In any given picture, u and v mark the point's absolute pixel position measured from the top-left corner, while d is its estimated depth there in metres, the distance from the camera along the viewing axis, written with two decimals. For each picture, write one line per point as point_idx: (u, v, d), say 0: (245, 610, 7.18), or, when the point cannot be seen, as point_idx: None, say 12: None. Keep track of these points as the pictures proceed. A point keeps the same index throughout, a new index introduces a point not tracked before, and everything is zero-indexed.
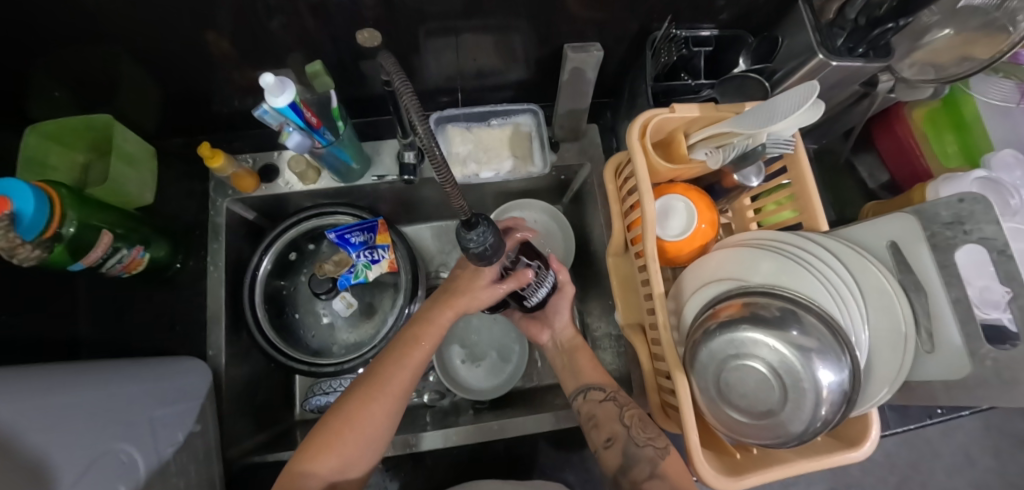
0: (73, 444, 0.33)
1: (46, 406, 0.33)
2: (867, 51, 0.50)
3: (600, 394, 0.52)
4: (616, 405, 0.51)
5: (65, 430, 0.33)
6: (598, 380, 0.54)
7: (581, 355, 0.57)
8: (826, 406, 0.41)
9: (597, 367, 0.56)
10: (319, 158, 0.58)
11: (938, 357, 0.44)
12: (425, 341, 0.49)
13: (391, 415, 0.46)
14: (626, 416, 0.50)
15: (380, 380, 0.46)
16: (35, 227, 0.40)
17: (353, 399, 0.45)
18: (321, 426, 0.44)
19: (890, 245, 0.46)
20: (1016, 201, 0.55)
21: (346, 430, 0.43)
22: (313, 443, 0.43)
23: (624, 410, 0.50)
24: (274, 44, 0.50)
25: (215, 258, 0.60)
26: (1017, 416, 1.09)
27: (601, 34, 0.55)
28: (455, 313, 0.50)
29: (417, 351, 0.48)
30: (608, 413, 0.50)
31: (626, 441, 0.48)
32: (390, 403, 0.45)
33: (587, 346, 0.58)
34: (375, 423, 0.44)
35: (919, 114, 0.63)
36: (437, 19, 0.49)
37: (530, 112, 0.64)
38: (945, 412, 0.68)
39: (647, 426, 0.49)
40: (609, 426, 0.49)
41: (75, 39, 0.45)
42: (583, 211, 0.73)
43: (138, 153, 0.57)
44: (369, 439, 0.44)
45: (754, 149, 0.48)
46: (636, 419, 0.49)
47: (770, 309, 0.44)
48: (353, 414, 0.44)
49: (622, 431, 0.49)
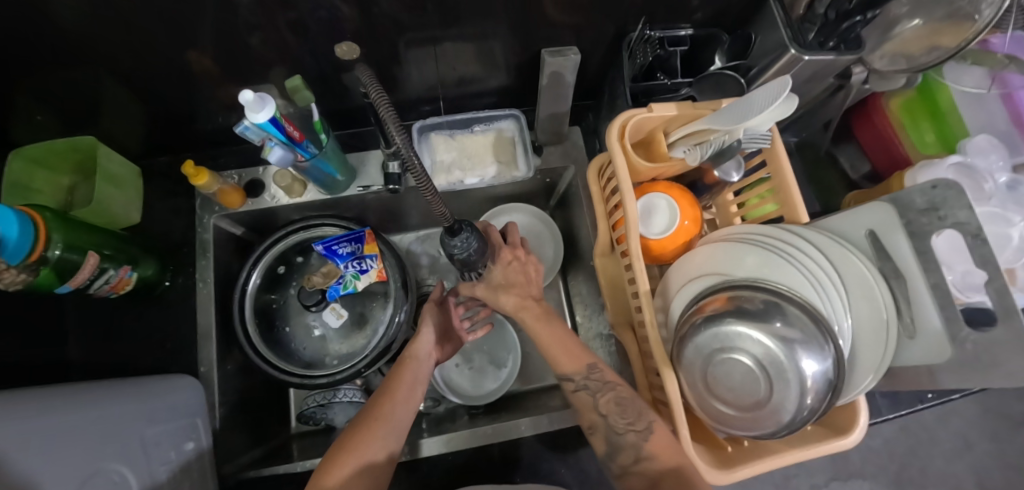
0: (62, 464, 0.34)
1: (36, 428, 0.34)
2: (838, 45, 0.51)
3: (572, 385, 0.49)
4: (590, 393, 0.48)
5: (53, 451, 0.34)
6: (565, 366, 0.50)
7: (544, 333, 0.51)
8: (811, 395, 0.41)
9: (570, 352, 0.50)
10: (304, 172, 0.58)
11: (920, 342, 0.44)
12: (405, 373, 0.50)
13: (387, 442, 0.44)
14: (602, 405, 0.47)
15: (376, 411, 0.46)
16: (21, 251, 0.40)
17: (351, 432, 0.44)
18: (323, 462, 0.42)
19: (868, 234, 0.47)
20: (990, 184, 0.56)
21: (349, 458, 0.41)
22: (315, 478, 0.40)
23: (598, 397, 0.48)
24: (254, 60, 0.50)
25: (204, 274, 0.59)
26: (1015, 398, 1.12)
27: (579, 38, 0.56)
28: (426, 344, 0.55)
29: (402, 382, 0.49)
30: (584, 403, 0.48)
31: (607, 429, 0.47)
32: (386, 430, 0.45)
33: (541, 318, 0.52)
34: (377, 448, 0.43)
35: (895, 105, 0.63)
36: (415, 30, 0.50)
37: (511, 117, 0.64)
38: (937, 397, 0.68)
39: (626, 409, 0.46)
40: (589, 416, 0.49)
41: (58, 64, 0.46)
42: (569, 213, 0.73)
43: (125, 174, 0.58)
44: (372, 469, 0.42)
45: (731, 145, 0.49)
46: (613, 404, 0.47)
47: (754, 301, 0.44)
48: (354, 445, 0.43)
49: (601, 420, 0.47)
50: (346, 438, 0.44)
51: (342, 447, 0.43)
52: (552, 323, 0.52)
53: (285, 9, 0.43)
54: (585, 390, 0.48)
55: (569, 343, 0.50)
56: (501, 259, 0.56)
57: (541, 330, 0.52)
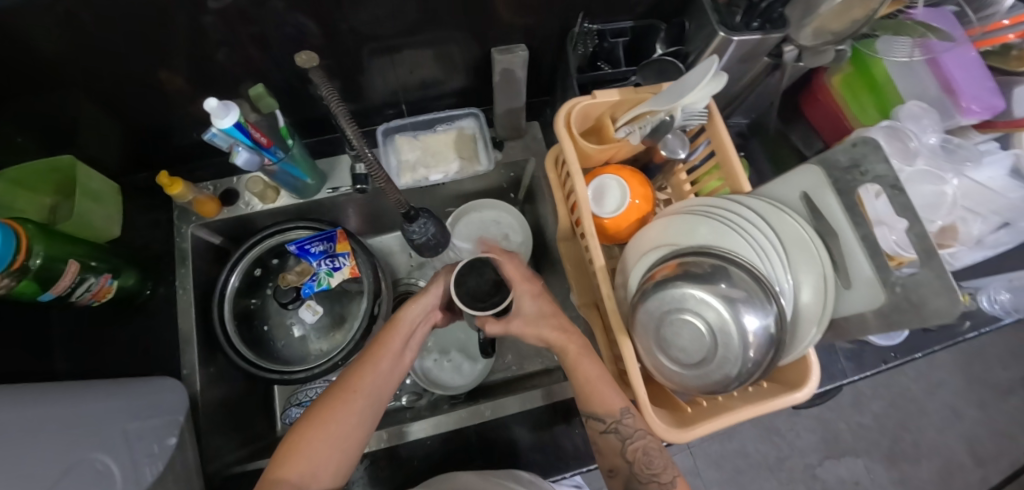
0: (42, 453, 0.36)
1: (9, 419, 0.36)
2: (763, 24, 0.54)
3: (602, 426, 0.48)
4: (619, 437, 0.48)
5: (31, 441, 0.35)
6: (599, 409, 0.48)
7: (585, 369, 0.48)
8: (752, 348, 0.44)
9: (604, 393, 0.48)
10: (273, 177, 0.60)
11: (856, 291, 0.47)
12: (390, 342, 0.49)
13: (362, 417, 0.46)
14: (628, 452, 0.48)
15: (347, 384, 0.47)
16: (5, 257, 0.43)
17: (322, 403, 0.46)
18: (291, 431, 0.45)
19: (802, 195, 0.50)
20: (916, 143, 0.58)
21: (314, 432, 0.44)
22: (283, 447, 0.44)
23: (628, 444, 0.48)
24: (220, 74, 0.54)
25: (184, 281, 0.62)
26: (980, 364, 1.29)
27: (526, 36, 0.60)
28: (418, 308, 0.51)
29: (386, 353, 0.49)
30: (611, 446, 0.49)
31: (629, 475, 0.48)
32: (363, 404, 0.46)
33: (584, 369, 0.49)
34: (347, 425, 0.45)
35: (836, 80, 0.68)
36: (375, 42, 0.54)
37: (471, 115, 0.67)
38: (900, 355, 0.66)
39: (654, 458, 0.47)
40: (612, 458, 0.49)
41: (35, 87, 0.49)
42: (535, 205, 0.76)
43: (103, 190, 0.61)
44: (342, 444, 0.45)
45: (665, 121, 0.52)
46: (641, 454, 0.47)
47: (701, 266, 0.47)
48: (321, 421, 0.44)
49: (625, 465, 0.48)
50: (315, 409, 0.46)
51: (308, 420, 0.45)
52: (589, 363, 0.49)
53: (247, 25, 0.47)
54: (615, 428, 0.48)
55: (599, 386, 0.48)
56: (524, 287, 0.51)
57: (581, 365, 0.49)
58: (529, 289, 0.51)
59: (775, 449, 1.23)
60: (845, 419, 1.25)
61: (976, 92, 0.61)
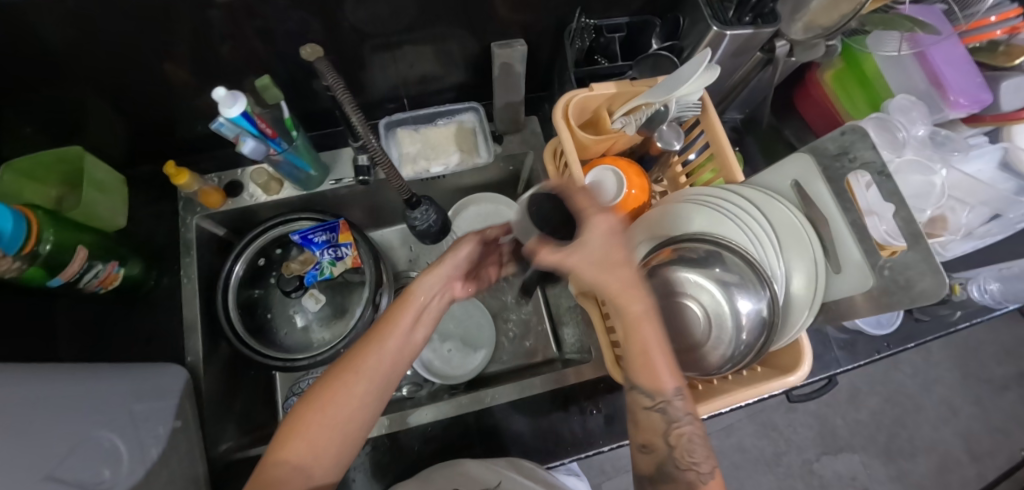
0: (49, 431, 0.36)
1: (11, 397, 0.36)
2: (754, 19, 0.56)
3: (647, 401, 0.41)
4: (665, 417, 0.40)
5: (38, 418, 0.36)
6: (644, 382, 0.40)
7: (645, 334, 0.39)
8: (746, 331, 0.47)
9: (658, 367, 0.40)
10: (276, 168, 0.61)
11: (846, 275, 0.48)
12: (402, 318, 0.45)
13: (365, 401, 0.42)
14: (672, 435, 0.40)
15: (348, 362, 0.43)
16: (16, 241, 0.44)
17: (321, 384, 0.42)
18: (290, 413, 0.42)
19: (794, 184, 0.51)
20: (903, 134, 0.59)
21: (312, 414, 0.40)
22: (283, 429, 0.41)
23: (672, 427, 0.40)
24: (225, 67, 0.55)
25: (188, 270, 0.62)
26: (975, 360, 1.30)
27: (524, 31, 0.61)
28: (434, 278, 0.47)
29: (396, 330, 0.45)
30: (652, 425, 0.41)
31: (667, 459, 0.41)
32: (364, 387, 0.42)
33: (641, 330, 0.39)
34: (351, 405, 0.41)
35: (828, 77, 0.70)
36: (377, 38, 0.56)
37: (471, 109, 0.69)
38: (892, 345, 0.68)
39: (697, 447, 0.40)
40: (649, 436, 0.42)
41: (42, 78, 0.50)
42: (534, 198, 0.77)
43: (108, 181, 0.62)
44: (345, 428, 0.41)
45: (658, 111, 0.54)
46: (685, 439, 0.40)
47: (696, 252, 0.50)
48: (321, 400, 0.41)
49: (665, 448, 0.41)
50: (315, 387, 0.42)
51: (308, 399, 0.42)
52: (653, 329, 0.39)
53: (252, 18, 0.48)
54: (659, 407, 0.40)
55: (654, 354, 0.39)
56: (604, 221, 0.39)
57: (641, 329, 0.39)
58: (610, 224, 0.39)
59: (772, 445, 1.24)
60: (841, 415, 1.26)
61: (963, 86, 0.62)
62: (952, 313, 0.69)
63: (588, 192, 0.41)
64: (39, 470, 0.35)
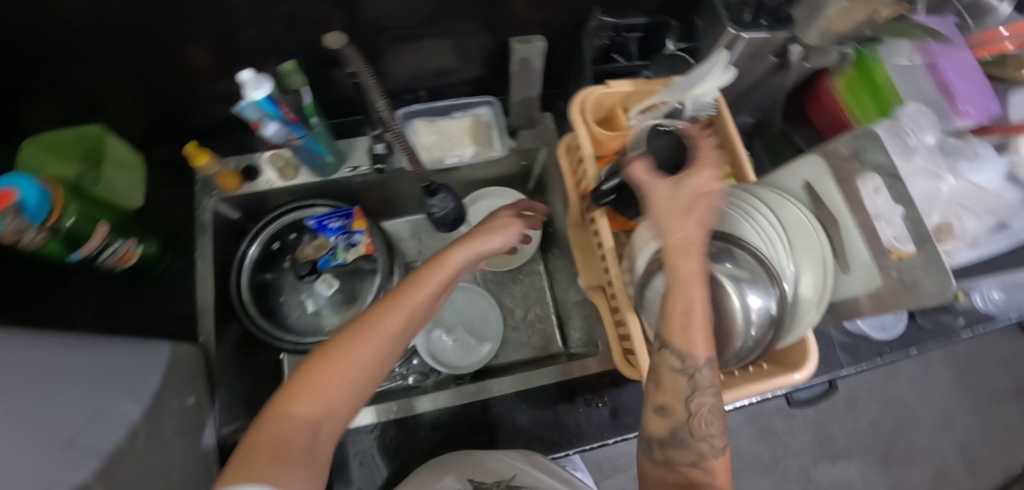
0: (68, 397, 0.37)
1: (35, 363, 0.37)
2: (771, 22, 0.57)
3: (677, 363, 0.38)
4: (692, 382, 0.39)
5: (59, 385, 0.37)
6: (679, 343, 0.38)
7: (694, 292, 0.38)
8: (755, 327, 0.47)
9: (697, 330, 0.38)
10: (296, 152, 0.62)
11: (854, 275, 0.49)
12: (428, 281, 0.46)
13: (379, 358, 0.41)
14: (695, 403, 0.39)
15: (372, 319, 0.42)
16: (41, 212, 0.45)
17: (337, 339, 0.41)
18: (300, 367, 0.39)
19: (805, 185, 0.53)
20: (913, 140, 0.60)
21: (328, 367, 0.39)
22: (291, 383, 0.38)
23: (697, 393, 0.39)
24: (248, 51, 0.56)
25: (203, 252, 0.63)
26: (974, 372, 1.31)
27: (542, 28, 0.62)
28: (468, 251, 0.49)
29: (421, 293, 0.45)
30: (678, 386, 0.39)
31: (683, 425, 0.40)
32: (381, 345, 0.41)
33: (694, 285, 0.38)
34: (370, 357, 0.41)
35: (839, 84, 0.71)
36: (399, 28, 0.56)
37: (486, 103, 0.70)
38: (895, 350, 0.68)
39: (714, 419, 0.40)
40: (669, 397, 0.40)
41: (69, 56, 0.51)
42: (545, 194, 0.78)
43: (129, 159, 0.63)
44: (359, 384, 0.40)
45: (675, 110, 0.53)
46: (706, 409, 0.40)
47: (709, 247, 0.51)
48: (338, 353, 0.40)
49: (684, 414, 0.40)
50: (335, 342, 0.41)
51: (327, 354, 0.40)
52: (702, 291, 0.38)
53: (278, 4, 0.49)
54: (685, 373, 0.39)
55: (697, 318, 0.38)
56: (699, 179, 0.39)
57: (690, 287, 0.38)
58: (707, 185, 0.39)
59: (770, 449, 1.24)
60: (840, 422, 1.26)
61: (973, 96, 0.63)
62: (954, 321, 0.70)
63: (713, 149, 0.40)
64: (61, 434, 0.35)
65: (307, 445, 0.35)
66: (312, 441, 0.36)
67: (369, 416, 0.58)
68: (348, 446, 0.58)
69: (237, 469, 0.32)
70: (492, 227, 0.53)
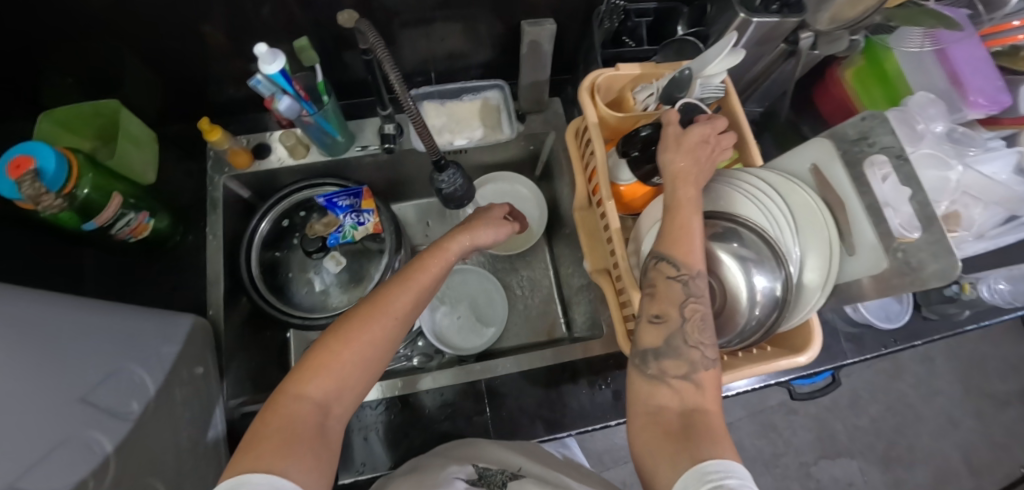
0: (80, 358, 0.38)
1: (50, 322, 0.37)
2: (781, 8, 0.57)
3: (673, 271, 0.41)
4: (687, 289, 0.41)
5: (69, 347, 0.37)
6: (678, 254, 0.41)
7: (689, 216, 0.42)
8: (759, 306, 0.48)
9: (689, 240, 0.42)
10: (306, 130, 0.63)
11: (860, 257, 0.48)
12: (433, 265, 0.48)
13: (389, 336, 0.43)
14: (687, 308, 0.41)
15: (381, 300, 0.43)
16: (57, 180, 0.46)
17: (350, 318, 0.42)
18: (314, 347, 0.40)
19: (812, 167, 0.52)
20: (922, 126, 0.60)
21: (343, 346, 0.40)
22: (305, 362, 0.39)
23: (690, 299, 0.41)
24: (263, 29, 0.56)
25: (213, 227, 0.64)
26: (979, 374, 1.31)
27: (554, 12, 0.62)
28: (465, 241, 0.52)
29: (425, 276, 0.47)
30: (672, 292, 0.41)
31: (676, 330, 0.40)
32: (390, 323, 0.43)
33: (687, 203, 0.43)
34: (384, 335, 0.42)
35: (848, 74, 0.72)
36: (410, 12, 0.57)
37: (497, 87, 0.70)
38: (900, 342, 0.68)
39: (706, 330, 0.40)
40: (663, 303, 0.41)
41: (89, 31, 0.52)
42: (552, 180, 0.79)
43: (143, 136, 0.65)
44: (369, 362, 0.41)
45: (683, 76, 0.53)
46: (698, 316, 0.40)
47: (716, 228, 0.52)
48: (350, 331, 0.41)
49: (678, 319, 0.40)
50: (345, 323, 0.42)
51: (338, 335, 0.41)
52: (699, 218, 0.43)
53: None
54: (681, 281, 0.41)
55: (695, 234, 0.42)
56: (700, 131, 0.45)
57: (686, 210, 0.43)
58: (705, 137, 0.45)
59: (771, 445, 1.24)
60: (841, 420, 1.26)
61: (982, 85, 0.63)
62: (960, 313, 0.69)
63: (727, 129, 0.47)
64: (75, 390, 0.36)
65: (316, 426, 0.36)
66: (321, 422, 0.37)
67: (373, 393, 0.59)
68: (352, 422, 0.58)
69: (248, 452, 0.32)
70: (485, 220, 0.56)
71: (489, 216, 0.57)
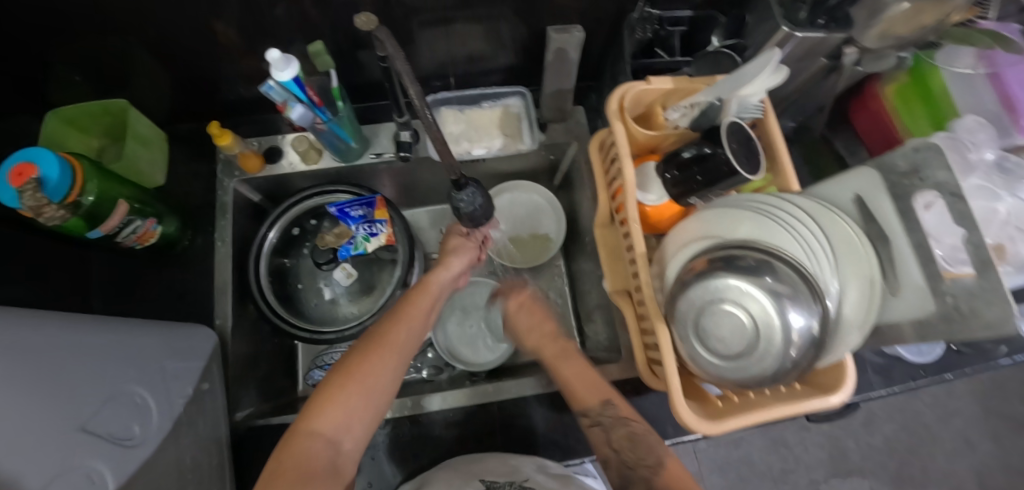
0: (78, 384, 0.36)
1: (49, 343, 0.36)
2: (828, 23, 0.53)
3: (588, 420, 0.50)
4: (603, 426, 0.49)
5: (69, 370, 0.36)
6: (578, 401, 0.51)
7: (563, 364, 0.54)
8: (796, 348, 0.43)
9: (590, 383, 0.51)
10: (319, 137, 0.60)
11: (905, 297, 0.44)
12: (421, 298, 0.48)
13: (394, 370, 0.42)
14: (616, 439, 0.48)
15: (382, 336, 0.43)
16: (60, 189, 0.44)
17: (353, 354, 0.42)
18: (322, 385, 0.40)
19: (856, 197, 0.49)
20: (974, 155, 0.57)
21: (347, 381, 0.40)
22: (315, 400, 0.39)
23: (613, 431, 0.49)
24: (276, 30, 0.54)
25: (223, 233, 0.63)
26: (1000, 397, 1.27)
27: (582, 18, 0.59)
28: (447, 275, 0.51)
29: (418, 309, 0.47)
30: (598, 436, 0.49)
31: (619, 464, 0.47)
32: (394, 356, 0.42)
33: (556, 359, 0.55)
34: (386, 372, 0.41)
35: (889, 90, 0.66)
36: (431, 14, 0.54)
37: (518, 94, 0.67)
38: (931, 374, 0.66)
39: (643, 446, 0.47)
40: (602, 451, 0.49)
41: (93, 29, 0.50)
42: (572, 191, 0.76)
43: (152, 135, 0.63)
44: (374, 397, 0.40)
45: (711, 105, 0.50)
46: (626, 441, 0.48)
47: (748, 260, 0.46)
48: (354, 367, 0.40)
49: (613, 454, 0.48)
50: (349, 359, 0.41)
51: (343, 371, 0.41)
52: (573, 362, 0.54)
53: None
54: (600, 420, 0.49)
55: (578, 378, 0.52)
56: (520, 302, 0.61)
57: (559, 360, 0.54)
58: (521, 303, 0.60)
59: (781, 460, 1.22)
60: (854, 438, 1.24)
61: None
62: (997, 348, 0.66)
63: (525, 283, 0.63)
64: (75, 418, 0.35)
65: (330, 464, 0.36)
66: (334, 459, 0.37)
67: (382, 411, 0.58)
68: None
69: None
70: (452, 245, 0.54)
71: (455, 242, 0.54)
